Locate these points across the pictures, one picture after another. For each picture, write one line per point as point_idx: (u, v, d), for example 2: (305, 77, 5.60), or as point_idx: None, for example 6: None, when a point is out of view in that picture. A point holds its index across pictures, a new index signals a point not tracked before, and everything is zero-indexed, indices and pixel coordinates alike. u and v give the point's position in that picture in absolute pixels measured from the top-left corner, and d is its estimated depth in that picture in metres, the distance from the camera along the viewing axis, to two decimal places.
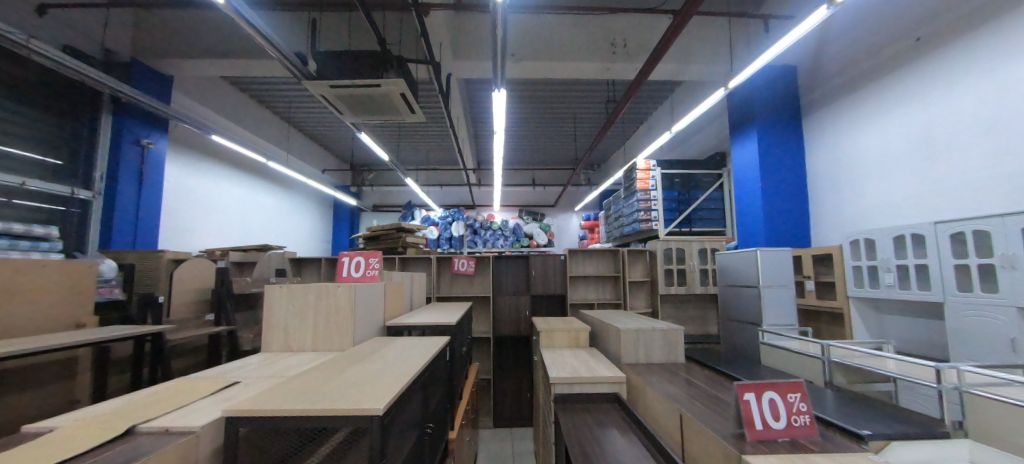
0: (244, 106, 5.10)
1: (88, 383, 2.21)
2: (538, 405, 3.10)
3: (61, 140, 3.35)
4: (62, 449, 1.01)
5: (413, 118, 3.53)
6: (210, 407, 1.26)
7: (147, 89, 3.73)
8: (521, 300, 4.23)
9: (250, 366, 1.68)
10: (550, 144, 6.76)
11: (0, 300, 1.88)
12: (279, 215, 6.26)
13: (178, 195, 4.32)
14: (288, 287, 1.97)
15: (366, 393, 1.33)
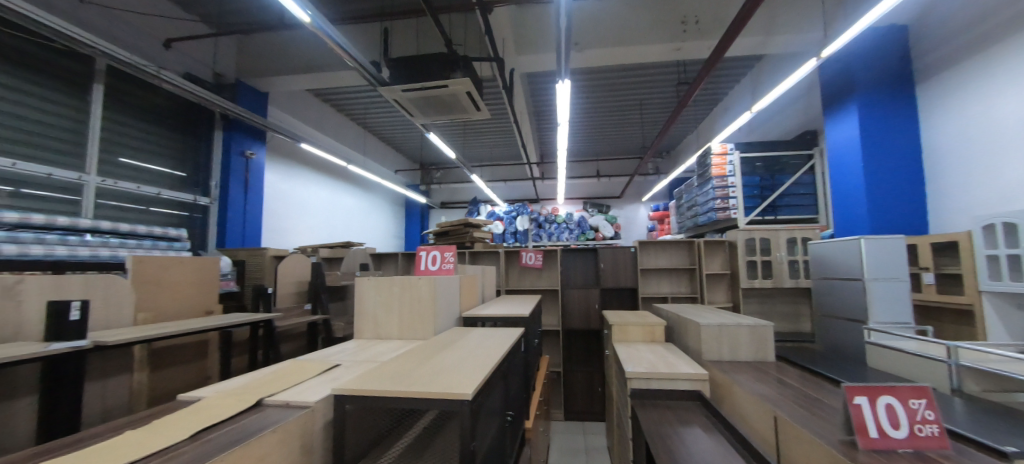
0: (326, 115, 5.56)
1: (217, 363, 2.53)
2: (612, 400, 3.04)
3: (185, 155, 3.91)
4: (210, 415, 1.18)
5: (479, 115, 3.61)
6: (320, 385, 1.39)
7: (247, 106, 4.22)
8: (590, 294, 4.17)
9: (348, 350, 1.83)
10: (615, 134, 6.56)
11: (152, 291, 2.21)
12: (360, 214, 6.78)
13: (276, 199, 4.85)
14: (376, 280, 2.12)
15: (452, 379, 1.38)
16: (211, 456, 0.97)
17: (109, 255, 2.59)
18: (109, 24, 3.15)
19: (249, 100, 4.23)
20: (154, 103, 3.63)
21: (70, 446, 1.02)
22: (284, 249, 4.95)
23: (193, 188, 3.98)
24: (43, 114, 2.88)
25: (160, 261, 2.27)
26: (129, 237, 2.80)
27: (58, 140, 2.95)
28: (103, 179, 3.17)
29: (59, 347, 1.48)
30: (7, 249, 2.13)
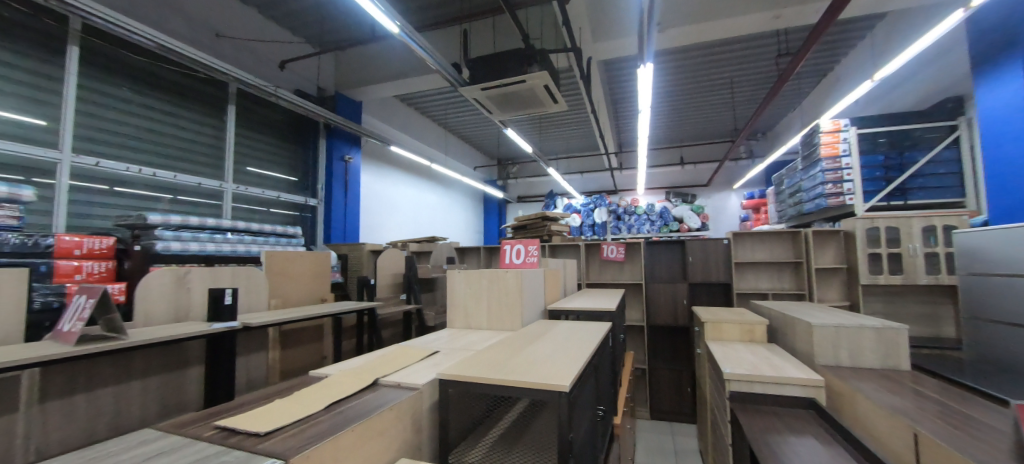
0: (411, 118, 5.94)
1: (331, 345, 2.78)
2: (705, 402, 2.85)
3: (297, 162, 4.45)
4: (338, 390, 1.33)
5: (557, 107, 3.58)
6: (425, 370, 1.51)
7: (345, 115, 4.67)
8: (677, 289, 3.95)
9: (443, 338, 1.95)
10: (700, 117, 6.09)
11: (281, 281, 2.53)
12: (442, 210, 7.15)
13: (370, 198, 5.32)
14: (467, 272, 2.21)
15: (546, 370, 1.40)
16: (342, 425, 1.10)
17: (244, 250, 3.05)
18: (237, 52, 3.69)
19: (349, 108, 4.67)
20: (272, 118, 4.18)
21: (236, 408, 1.22)
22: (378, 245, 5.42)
23: (304, 191, 4.52)
24: (193, 134, 3.47)
25: (286, 254, 2.58)
26: (258, 235, 3.26)
27: (204, 154, 3.54)
28: (237, 186, 3.74)
29: (219, 327, 1.76)
30: (173, 246, 2.61)
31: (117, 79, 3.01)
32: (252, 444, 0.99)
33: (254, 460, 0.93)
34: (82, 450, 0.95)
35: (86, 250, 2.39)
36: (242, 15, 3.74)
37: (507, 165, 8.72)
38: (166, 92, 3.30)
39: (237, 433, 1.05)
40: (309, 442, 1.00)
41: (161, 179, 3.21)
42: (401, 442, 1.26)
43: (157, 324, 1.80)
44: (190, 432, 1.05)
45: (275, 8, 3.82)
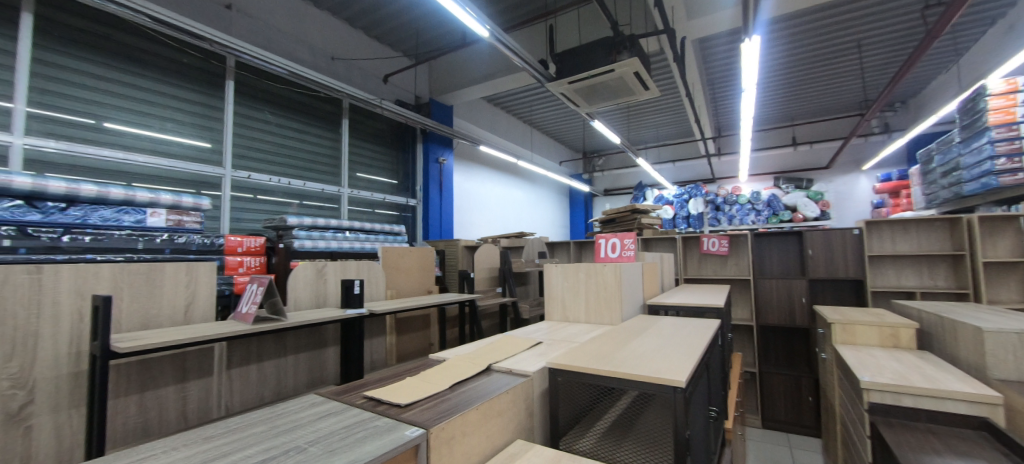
0: (497, 117, 6.15)
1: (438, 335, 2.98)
2: (829, 408, 2.61)
3: (398, 167, 4.87)
4: (458, 372, 1.45)
5: (648, 94, 3.42)
6: (533, 359, 1.57)
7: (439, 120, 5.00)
8: (793, 285, 3.57)
9: (543, 331, 1.99)
10: (818, 89, 5.35)
11: (395, 273, 2.81)
12: (529, 206, 7.30)
13: (462, 196, 5.63)
14: (564, 266, 2.24)
15: (655, 364, 1.36)
16: (468, 403, 1.21)
17: (360, 246, 3.43)
18: (349, 72, 4.16)
19: (443, 113, 4.99)
20: (378, 127, 4.64)
21: (376, 383, 1.40)
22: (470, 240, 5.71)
23: (405, 192, 4.94)
24: (317, 146, 4.01)
25: (397, 249, 2.85)
26: (370, 233, 3.64)
27: (325, 164, 4.07)
28: (352, 190, 4.23)
29: (350, 313, 1.99)
30: (306, 244, 3.04)
31: (261, 104, 3.59)
32: (395, 414, 1.13)
33: (399, 428, 1.06)
34: (270, 407, 1.17)
35: (246, 248, 2.91)
36: (352, 38, 4.20)
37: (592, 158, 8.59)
38: (296, 112, 3.85)
39: (382, 403, 1.21)
40: (443, 416, 1.12)
41: (295, 187, 3.76)
42: (516, 424, 1.34)
43: (304, 308, 2.11)
44: (345, 399, 1.24)
45: (377, 28, 4.23)
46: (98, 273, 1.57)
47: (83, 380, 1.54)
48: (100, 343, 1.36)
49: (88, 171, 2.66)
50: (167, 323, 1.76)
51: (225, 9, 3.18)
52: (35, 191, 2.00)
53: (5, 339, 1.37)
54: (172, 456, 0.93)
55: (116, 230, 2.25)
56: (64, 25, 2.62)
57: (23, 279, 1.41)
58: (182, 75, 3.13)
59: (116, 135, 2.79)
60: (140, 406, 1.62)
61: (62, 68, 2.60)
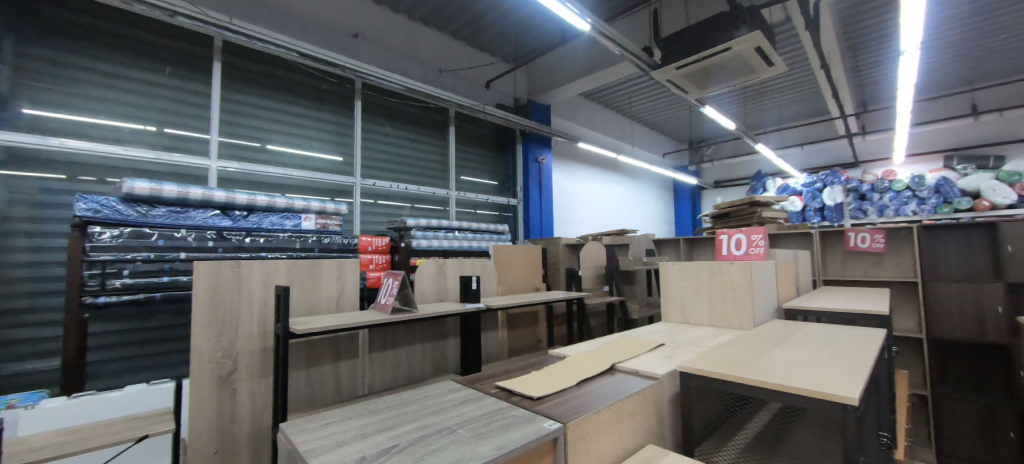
0: (594, 113, 6.03)
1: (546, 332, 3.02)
2: None
3: (500, 168, 5.06)
4: (583, 370, 1.43)
5: (773, 70, 3.05)
6: (658, 361, 1.50)
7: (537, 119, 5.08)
8: (983, 290, 2.92)
9: (662, 332, 1.89)
10: (1016, 39, 4.21)
11: (506, 271, 2.92)
12: (630, 202, 7.01)
13: (560, 194, 5.64)
14: (682, 263, 2.11)
15: (813, 377, 1.17)
16: (600, 402, 1.19)
17: (469, 245, 3.63)
18: (454, 82, 4.45)
19: (542, 113, 5.06)
20: (480, 132, 4.86)
21: (505, 375, 1.47)
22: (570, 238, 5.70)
23: (507, 193, 5.11)
24: (428, 154, 4.36)
25: (506, 246, 2.96)
26: (477, 232, 3.83)
27: (435, 169, 4.40)
28: (459, 193, 4.51)
29: (469, 307, 2.08)
30: (422, 243, 3.32)
31: (382, 119, 4.02)
32: (530, 406, 1.17)
33: (537, 420, 1.09)
34: (417, 389, 1.30)
35: (374, 247, 3.23)
36: (456, 49, 4.48)
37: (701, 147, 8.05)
38: (411, 123, 4.23)
39: (515, 394, 1.26)
40: (577, 413, 1.11)
41: (411, 192, 4.13)
42: (646, 428, 1.28)
43: (428, 301, 2.28)
44: (480, 387, 1.32)
45: (478, 38, 4.45)
46: (276, 266, 1.89)
47: (269, 354, 1.87)
48: (282, 325, 1.64)
49: (260, 185, 3.25)
50: (325, 309, 2.02)
51: (353, 38, 3.64)
52: (227, 202, 2.57)
53: (217, 318, 1.73)
54: (348, 424, 1.08)
55: (281, 232, 2.73)
56: (241, 67, 3.23)
57: (228, 271, 1.76)
58: (320, 99, 3.63)
59: (277, 155, 3.36)
60: (307, 380, 1.92)
61: (240, 102, 3.21)
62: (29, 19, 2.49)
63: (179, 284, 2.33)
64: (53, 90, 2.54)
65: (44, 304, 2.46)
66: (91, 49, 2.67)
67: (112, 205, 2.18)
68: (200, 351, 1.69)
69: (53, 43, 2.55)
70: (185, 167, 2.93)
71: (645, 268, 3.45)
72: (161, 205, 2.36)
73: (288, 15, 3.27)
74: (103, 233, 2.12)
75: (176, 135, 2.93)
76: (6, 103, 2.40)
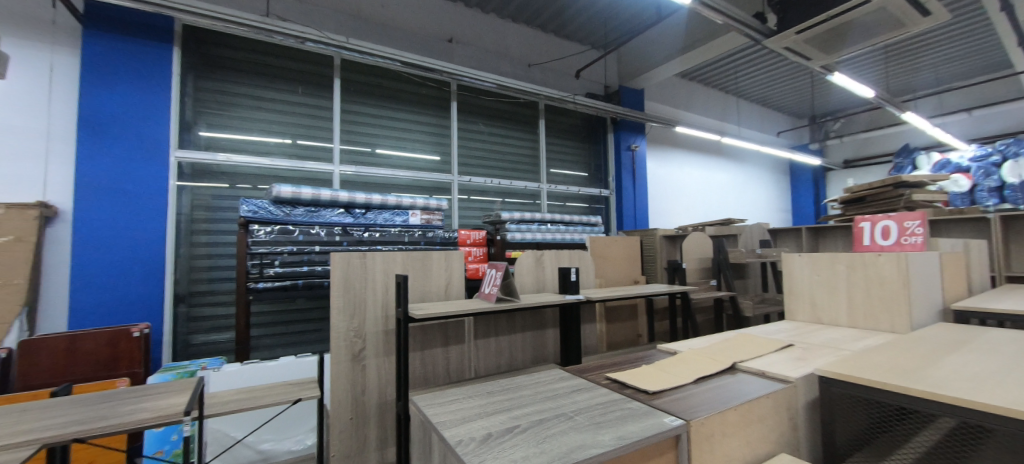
0: (691, 93, 5.59)
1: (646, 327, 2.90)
2: None
3: (590, 159, 4.96)
4: (701, 367, 1.34)
5: (930, 21, 2.53)
6: (789, 363, 1.34)
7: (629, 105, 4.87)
8: None
9: (791, 332, 1.69)
10: None
11: (603, 263, 2.87)
12: (735, 189, 6.36)
13: (655, 183, 5.34)
14: (812, 255, 1.86)
15: (1011, 394, 0.94)
16: (723, 402, 1.11)
17: (561, 238, 3.64)
18: (543, 75, 4.46)
19: (635, 98, 4.82)
20: (569, 123, 4.81)
21: (615, 367, 1.45)
22: (666, 229, 5.39)
23: (598, 184, 4.98)
24: (518, 148, 4.44)
25: (603, 238, 2.89)
26: (569, 224, 3.81)
27: (525, 164, 4.47)
28: (550, 186, 4.52)
29: (570, 298, 2.08)
30: (517, 236, 3.41)
31: (474, 118, 4.20)
32: (646, 400, 1.14)
33: (656, 414, 1.05)
34: (530, 375, 1.34)
35: (473, 240, 3.40)
36: (544, 42, 4.48)
37: (825, 120, 7.03)
38: (501, 120, 4.34)
39: (628, 387, 1.23)
40: (699, 411, 1.05)
41: (504, 186, 4.25)
42: (778, 435, 1.16)
43: (528, 292, 2.33)
44: (591, 378, 1.32)
45: (566, 27, 4.39)
46: (394, 258, 2.09)
47: (392, 335, 2.08)
48: (403, 310, 1.82)
49: (373, 185, 3.62)
50: (436, 297, 2.18)
51: (448, 43, 3.86)
52: (349, 202, 2.91)
53: (349, 302, 1.98)
54: (470, 402, 1.16)
55: (393, 227, 3.02)
56: (356, 81, 3.63)
57: (357, 261, 2.00)
58: (421, 103, 3.92)
59: (386, 158, 3.71)
60: (422, 360, 2.11)
61: (355, 112, 3.61)
62: (203, 59, 3.09)
63: (317, 272, 2.71)
64: (221, 115, 3.13)
65: (220, 288, 3.06)
66: (245, 79, 3.22)
67: (265, 206, 2.62)
68: (338, 330, 1.95)
69: (219, 76, 3.13)
70: (316, 173, 3.39)
71: (760, 261, 3.11)
72: (300, 205, 2.77)
73: (392, 29, 3.58)
74: (259, 230, 2.57)
75: (308, 145, 3.41)
76: (191, 128, 3.02)
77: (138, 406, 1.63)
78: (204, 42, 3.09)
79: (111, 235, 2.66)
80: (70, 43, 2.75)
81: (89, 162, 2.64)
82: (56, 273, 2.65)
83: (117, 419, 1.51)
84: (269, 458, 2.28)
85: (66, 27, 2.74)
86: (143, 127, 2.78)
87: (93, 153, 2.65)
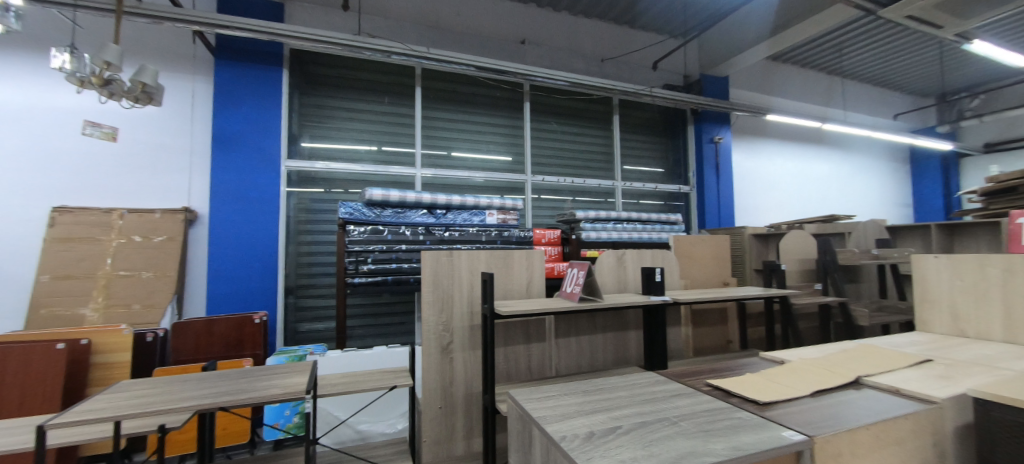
0: (782, 77, 5.09)
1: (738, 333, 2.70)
2: None
3: (668, 154, 4.73)
4: (818, 378, 1.23)
5: None
6: (930, 381, 1.17)
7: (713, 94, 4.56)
8: None
9: (927, 345, 1.47)
10: None
11: (688, 263, 2.72)
12: (838, 181, 5.66)
13: (742, 177, 4.95)
14: (953, 256, 1.60)
15: None
16: (851, 419, 1.00)
17: (639, 237, 3.53)
18: (617, 69, 4.35)
19: (718, 86, 4.51)
20: (644, 117, 4.62)
21: (714, 374, 1.38)
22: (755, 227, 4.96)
23: (676, 180, 4.73)
24: (591, 145, 4.37)
25: (689, 238, 2.75)
26: (647, 222, 3.68)
27: (599, 161, 4.38)
28: (625, 183, 4.38)
29: (656, 299, 2.00)
30: (592, 234, 3.36)
31: (547, 117, 4.22)
32: (756, 410, 1.07)
33: (772, 427, 0.98)
34: (623, 376, 1.33)
35: (548, 239, 3.42)
36: (618, 35, 4.36)
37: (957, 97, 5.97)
38: (573, 118, 4.30)
39: (734, 396, 1.16)
40: (823, 427, 0.96)
41: (577, 184, 4.21)
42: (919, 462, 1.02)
43: (609, 292, 2.29)
44: (690, 383, 1.27)
45: (642, 18, 4.23)
46: (479, 256, 2.19)
47: (477, 330, 2.18)
48: (490, 307, 1.89)
49: (451, 187, 3.80)
50: (517, 294, 2.23)
51: (520, 44, 3.93)
52: (431, 203, 3.08)
53: (438, 297, 2.10)
54: (568, 399, 1.17)
55: (471, 227, 3.15)
56: (434, 88, 3.83)
57: (444, 259, 2.12)
58: (494, 105, 4.03)
59: (462, 160, 3.87)
60: (506, 356, 2.18)
61: (434, 118, 3.82)
62: (307, 78, 3.47)
63: (406, 269, 2.91)
64: (321, 126, 3.49)
65: (322, 282, 3.42)
66: (339, 93, 3.55)
67: (359, 208, 2.88)
68: (429, 323, 2.09)
69: (318, 92, 3.49)
70: (401, 176, 3.64)
71: (876, 262, 2.74)
72: (389, 207, 2.99)
73: (468, 36, 3.74)
74: (355, 230, 2.82)
75: (393, 151, 3.67)
76: (297, 140, 3.41)
77: (268, 383, 1.88)
78: (306, 63, 3.47)
79: (239, 235, 3.10)
80: (205, 71, 3.25)
81: (222, 171, 3.10)
82: (197, 267, 3.14)
83: (254, 393, 1.76)
84: (367, 438, 2.51)
85: (202, 58, 3.25)
86: (260, 140, 3.19)
87: (224, 165, 3.10)
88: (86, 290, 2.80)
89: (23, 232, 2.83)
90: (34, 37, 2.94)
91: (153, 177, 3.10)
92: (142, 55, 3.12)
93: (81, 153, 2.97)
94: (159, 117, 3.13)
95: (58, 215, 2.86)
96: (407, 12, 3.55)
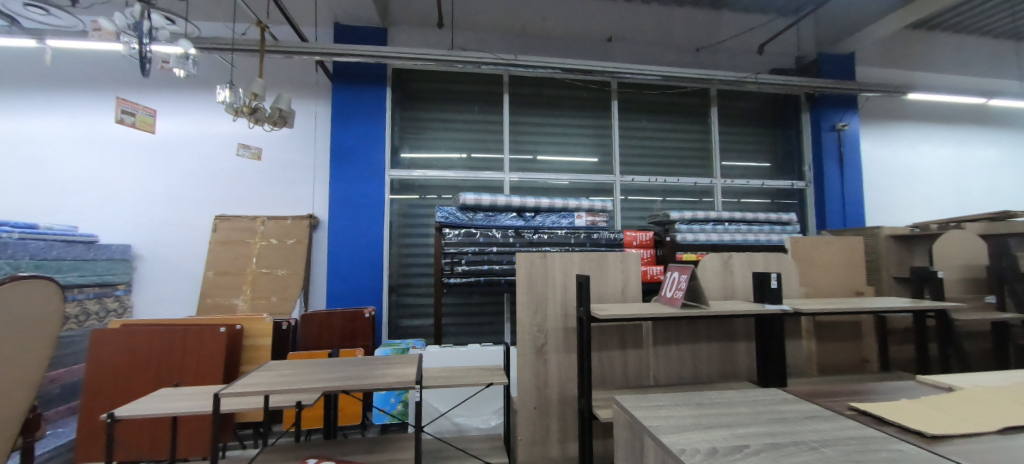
0: (927, 48, 4.27)
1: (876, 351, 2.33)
2: None
3: (776, 146, 4.24)
4: (1006, 412, 1.00)
5: None
6: None
7: (834, 75, 4.00)
8: None
9: None
10: None
11: (810, 267, 2.41)
12: (1011, 169, 4.56)
13: (873, 169, 4.25)
14: None
15: None
16: None
17: (742, 239, 3.23)
18: (715, 57, 4.05)
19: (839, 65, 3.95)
20: (746, 107, 4.21)
21: (856, 396, 1.20)
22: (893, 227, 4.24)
23: (786, 175, 4.23)
24: (684, 141, 4.10)
25: (811, 240, 2.43)
26: (753, 223, 3.34)
27: (695, 158, 4.10)
28: (725, 180, 4.03)
29: (772, 308, 1.80)
30: (689, 236, 3.16)
31: (635, 114, 4.06)
32: (921, 444, 0.90)
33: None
34: (741, 391, 1.23)
35: (639, 242, 3.29)
36: (715, 20, 4.04)
37: None
38: (664, 113, 4.09)
39: (888, 424, 1.00)
40: None
41: (670, 183, 3.99)
42: None
43: (715, 298, 2.13)
44: (827, 405, 1.13)
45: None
46: (572, 258, 2.19)
47: (571, 333, 2.17)
48: (586, 310, 1.87)
49: (538, 190, 3.85)
50: (612, 298, 2.18)
51: (607, 42, 3.86)
52: (520, 206, 3.15)
53: (532, 298, 2.15)
54: (681, 411, 1.12)
55: (559, 229, 3.16)
56: (521, 93, 3.93)
57: (538, 261, 2.16)
58: (579, 106, 3.99)
59: (548, 163, 3.91)
60: (600, 361, 2.14)
61: (521, 124, 3.91)
62: (406, 94, 3.79)
63: (497, 271, 3.01)
64: (419, 137, 3.78)
65: (421, 281, 3.69)
66: (435, 105, 3.82)
67: (454, 212, 3.06)
68: (523, 324, 2.14)
69: (416, 106, 3.80)
70: (490, 181, 3.79)
71: None
72: (481, 211, 3.13)
73: (555, 39, 3.77)
74: (449, 233, 3.00)
75: (483, 157, 3.83)
76: (398, 151, 3.75)
77: (383, 372, 2.09)
78: (406, 80, 3.79)
79: (352, 238, 3.50)
80: (325, 95, 3.73)
81: (339, 182, 3.52)
82: (319, 266, 3.61)
83: (373, 380, 1.97)
84: (463, 431, 2.66)
85: (323, 84, 3.73)
86: (368, 153, 3.57)
87: (341, 176, 3.53)
88: (239, 284, 3.38)
89: (196, 236, 3.52)
90: (204, 79, 3.65)
91: (286, 188, 3.63)
92: (279, 85, 3.69)
93: (235, 170, 3.60)
94: (290, 138, 3.67)
95: (220, 221, 3.51)
96: (496, 23, 3.70)
